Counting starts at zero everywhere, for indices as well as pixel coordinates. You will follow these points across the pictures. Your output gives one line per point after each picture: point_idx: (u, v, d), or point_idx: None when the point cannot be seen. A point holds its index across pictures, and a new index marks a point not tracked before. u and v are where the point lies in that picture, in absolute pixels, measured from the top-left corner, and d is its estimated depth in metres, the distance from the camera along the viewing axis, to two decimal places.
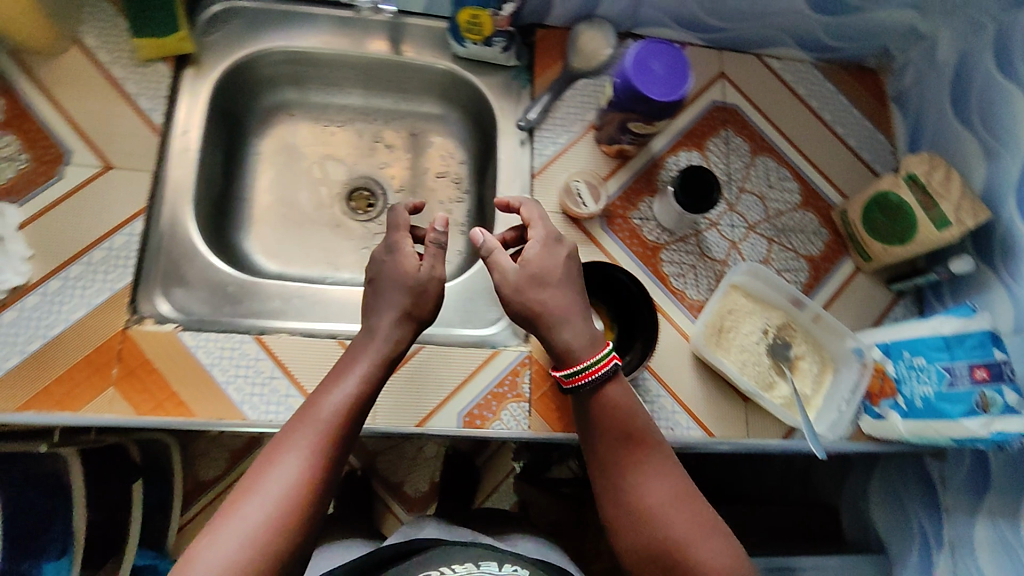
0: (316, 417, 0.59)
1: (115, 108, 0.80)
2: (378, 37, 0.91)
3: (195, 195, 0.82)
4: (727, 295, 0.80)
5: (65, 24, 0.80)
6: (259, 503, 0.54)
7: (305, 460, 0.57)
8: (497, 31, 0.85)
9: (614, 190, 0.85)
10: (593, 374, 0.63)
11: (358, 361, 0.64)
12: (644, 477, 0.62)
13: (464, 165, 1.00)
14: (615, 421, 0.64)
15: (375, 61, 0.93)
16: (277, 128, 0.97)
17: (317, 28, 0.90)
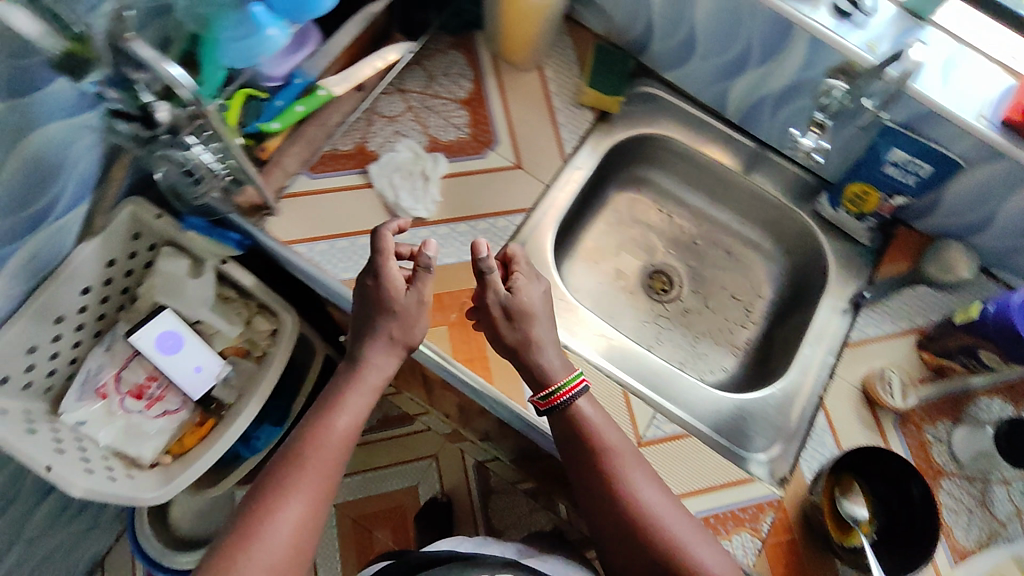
0: (303, 458, 0.66)
1: (542, 126, 0.97)
2: (753, 166, 1.01)
3: (558, 216, 0.95)
4: (1003, 562, 0.77)
5: (540, 53, 0.99)
6: (274, 530, 0.61)
7: (307, 497, 0.64)
8: (876, 211, 0.91)
9: (920, 397, 0.85)
10: (566, 395, 0.71)
11: (323, 396, 0.73)
12: (634, 492, 0.67)
13: (764, 301, 1.04)
14: (570, 423, 0.71)
15: (741, 182, 1.02)
16: (627, 193, 1.09)
17: (708, 137, 1.02)
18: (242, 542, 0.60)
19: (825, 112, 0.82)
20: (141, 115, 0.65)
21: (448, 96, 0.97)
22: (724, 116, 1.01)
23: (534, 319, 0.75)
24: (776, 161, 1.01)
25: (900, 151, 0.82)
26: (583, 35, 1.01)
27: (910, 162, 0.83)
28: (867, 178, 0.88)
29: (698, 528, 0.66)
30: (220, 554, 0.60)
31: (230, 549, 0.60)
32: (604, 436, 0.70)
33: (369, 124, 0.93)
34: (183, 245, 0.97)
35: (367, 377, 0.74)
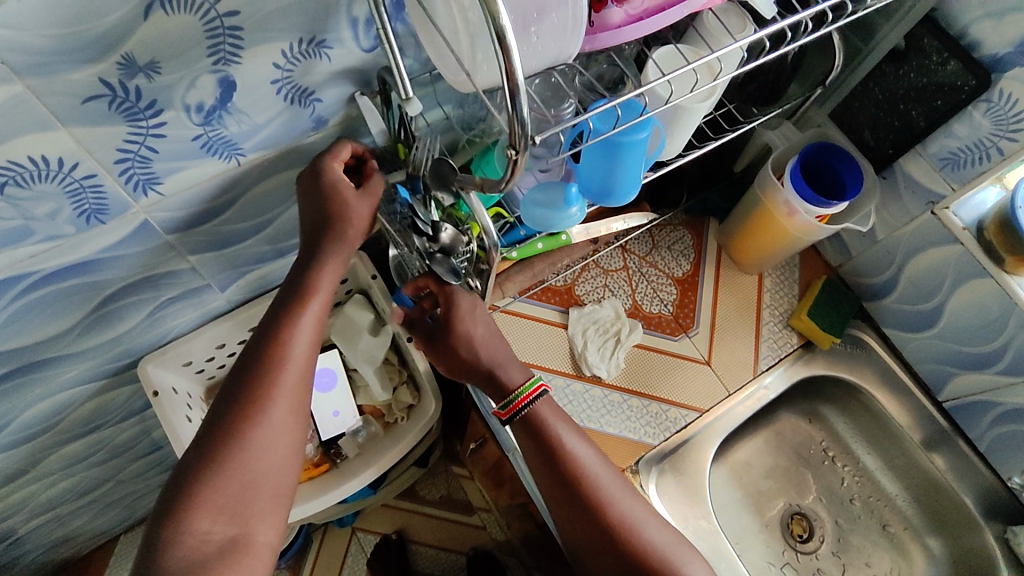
0: (276, 365, 0.64)
1: (744, 333, 0.96)
2: (946, 458, 0.93)
3: (729, 426, 0.93)
4: None
5: (767, 264, 0.98)
6: (260, 440, 0.61)
7: (289, 407, 0.63)
8: None
9: None
10: (521, 402, 0.74)
11: (283, 295, 0.67)
12: (597, 482, 0.72)
13: None
14: (551, 443, 0.72)
15: (928, 468, 0.95)
16: (797, 420, 1.04)
17: (909, 408, 0.95)
18: (233, 454, 0.59)
19: None
20: (431, 231, 0.68)
21: (665, 270, 0.98)
22: (934, 395, 0.95)
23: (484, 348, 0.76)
24: (978, 464, 0.92)
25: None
26: (817, 263, 1.01)
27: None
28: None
29: (613, 471, 0.74)
30: (203, 467, 0.59)
31: (213, 457, 0.59)
32: (546, 419, 0.74)
33: (584, 271, 0.96)
34: (376, 302, 1.02)
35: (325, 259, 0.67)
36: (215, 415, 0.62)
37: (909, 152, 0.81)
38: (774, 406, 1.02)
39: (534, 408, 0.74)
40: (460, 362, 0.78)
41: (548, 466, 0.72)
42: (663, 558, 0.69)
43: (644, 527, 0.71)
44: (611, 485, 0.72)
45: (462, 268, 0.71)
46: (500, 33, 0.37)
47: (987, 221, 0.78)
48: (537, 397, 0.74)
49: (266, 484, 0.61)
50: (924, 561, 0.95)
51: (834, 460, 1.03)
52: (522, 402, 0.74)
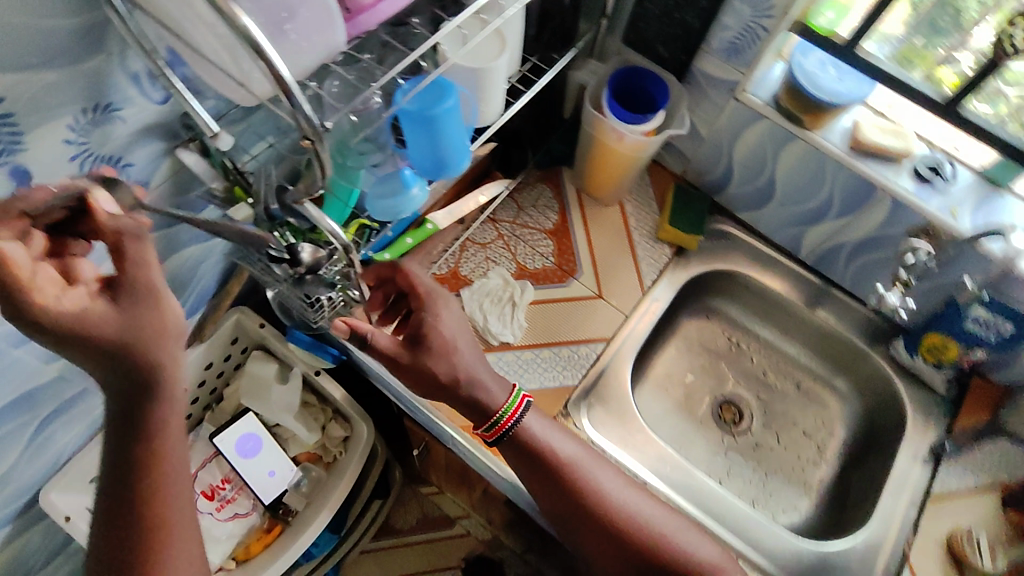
0: (156, 520, 0.56)
1: (623, 259, 1.02)
2: (826, 306, 1.04)
3: (638, 343, 0.99)
4: None
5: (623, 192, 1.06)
6: (177, 566, 0.57)
7: (185, 560, 0.58)
8: (956, 362, 0.92)
9: (1006, 563, 0.82)
10: (510, 416, 0.76)
11: (122, 430, 0.54)
12: (590, 484, 0.77)
13: (837, 439, 1.04)
14: (542, 459, 0.76)
15: (813, 320, 1.05)
16: (696, 322, 1.12)
17: (782, 276, 1.06)
18: None
19: (909, 271, 0.88)
20: (289, 257, 0.69)
21: (535, 227, 1.03)
22: (797, 256, 1.06)
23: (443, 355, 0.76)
24: (851, 302, 1.03)
25: (981, 309, 0.86)
26: (665, 177, 1.09)
27: (990, 320, 0.86)
28: (944, 328, 0.91)
29: (595, 465, 0.79)
30: None
31: None
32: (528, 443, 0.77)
33: (463, 251, 0.99)
34: (275, 350, 1.01)
35: (166, 404, 0.53)
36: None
37: (698, 53, 0.90)
38: (675, 315, 1.09)
39: (518, 429, 0.77)
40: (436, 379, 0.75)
41: (541, 479, 0.77)
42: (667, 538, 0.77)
43: (642, 509, 0.78)
44: (602, 480, 0.78)
45: (336, 279, 0.74)
46: (253, 41, 0.39)
47: (779, 93, 0.88)
48: (518, 420, 0.77)
49: None
50: (839, 404, 1.06)
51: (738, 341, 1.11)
52: (511, 421, 0.76)
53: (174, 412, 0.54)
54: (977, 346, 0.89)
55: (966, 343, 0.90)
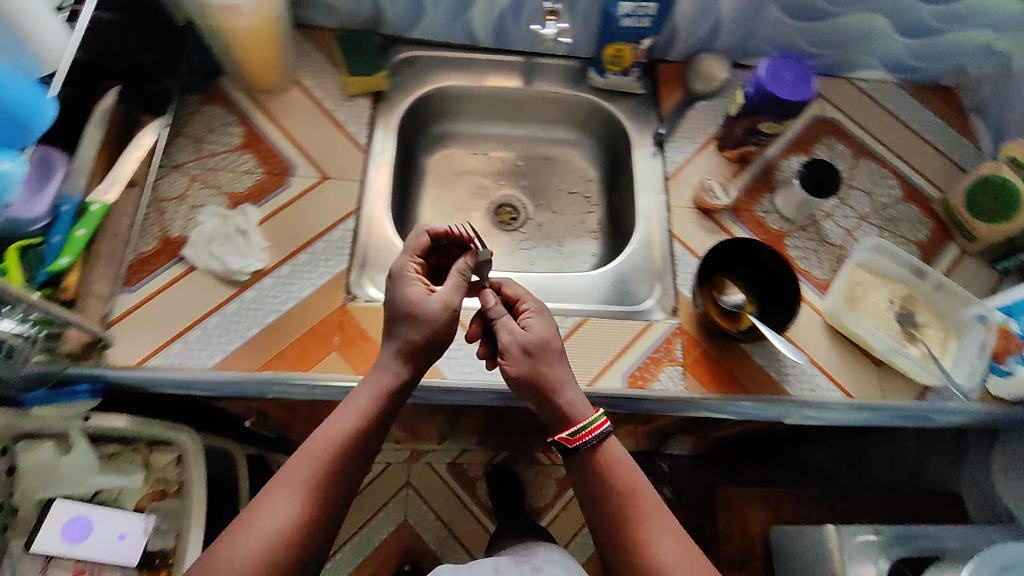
0: (314, 461, 0.70)
1: (328, 131, 0.97)
2: (527, 74, 1.08)
3: (387, 200, 0.96)
4: (854, 269, 0.91)
5: (291, 70, 0.99)
6: (263, 519, 0.67)
7: (289, 530, 0.66)
8: (635, 62, 1.03)
9: (740, 187, 0.99)
10: (590, 435, 0.72)
11: (339, 412, 0.72)
12: (638, 517, 0.72)
13: (593, 182, 1.15)
14: (620, 481, 0.73)
15: (524, 94, 1.09)
16: (437, 156, 1.14)
17: (479, 70, 1.08)
18: (222, 553, 0.65)
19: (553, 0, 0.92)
20: None
21: (224, 149, 0.93)
22: (481, 45, 1.08)
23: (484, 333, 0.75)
24: (543, 61, 1.09)
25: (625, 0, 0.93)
26: (324, 35, 1.03)
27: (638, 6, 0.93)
28: (613, 37, 0.98)
29: (654, 524, 0.72)
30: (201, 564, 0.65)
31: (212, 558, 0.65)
32: (608, 468, 0.73)
33: (162, 212, 0.88)
34: (36, 430, 0.80)
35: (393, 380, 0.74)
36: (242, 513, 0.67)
37: None
38: (412, 158, 1.09)
39: (597, 445, 0.73)
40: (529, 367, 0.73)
41: (588, 493, 0.74)
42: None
43: (664, 558, 0.69)
44: (659, 517, 0.72)
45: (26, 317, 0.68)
46: None
47: None
48: (597, 439, 0.73)
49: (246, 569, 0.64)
50: (583, 152, 1.16)
51: (472, 149, 1.15)
52: (584, 441, 0.72)
53: (380, 379, 0.74)
54: (642, 38, 0.98)
55: (633, 39, 0.99)
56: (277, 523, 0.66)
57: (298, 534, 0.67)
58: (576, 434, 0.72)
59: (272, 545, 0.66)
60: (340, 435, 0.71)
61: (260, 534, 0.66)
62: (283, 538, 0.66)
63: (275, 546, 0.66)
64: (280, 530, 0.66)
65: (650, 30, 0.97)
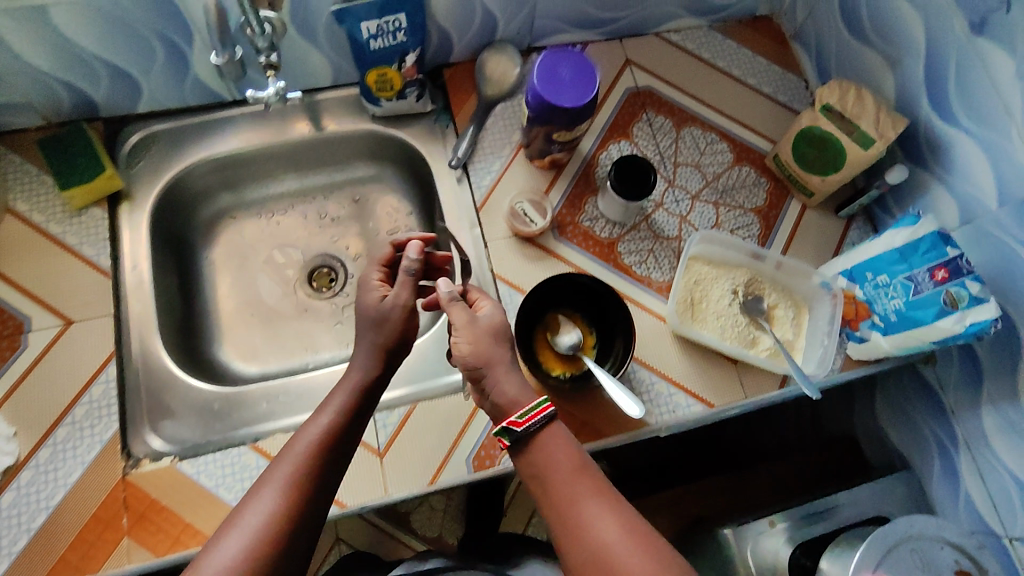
0: (303, 458, 0.58)
1: (63, 263, 0.80)
2: (294, 119, 0.92)
3: (160, 324, 0.82)
4: (689, 269, 0.82)
5: None
6: (235, 538, 0.53)
7: (286, 516, 0.55)
8: (407, 82, 0.86)
9: (558, 199, 0.88)
10: (536, 419, 0.61)
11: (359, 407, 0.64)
12: (563, 502, 0.58)
13: (413, 216, 1.00)
14: (568, 456, 0.61)
15: (300, 142, 0.93)
16: (225, 234, 0.97)
17: (236, 129, 0.91)
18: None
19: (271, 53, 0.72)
20: None
21: None
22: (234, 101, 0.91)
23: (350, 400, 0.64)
24: (309, 100, 0.92)
25: (365, 19, 0.78)
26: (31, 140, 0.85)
27: (382, 23, 0.79)
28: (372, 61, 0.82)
29: (593, 501, 0.58)
30: None
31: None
32: (547, 454, 0.61)
33: None
34: None
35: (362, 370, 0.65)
36: (232, 522, 0.55)
37: None
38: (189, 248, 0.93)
39: (546, 428, 0.62)
40: (480, 354, 0.65)
41: (536, 473, 0.61)
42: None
43: (604, 541, 0.55)
44: (599, 494, 0.59)
45: None
46: None
47: None
48: (546, 420, 0.62)
49: None
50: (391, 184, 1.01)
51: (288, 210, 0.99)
52: (535, 423, 0.61)
53: (351, 379, 0.65)
54: (405, 53, 0.82)
55: (394, 59, 0.83)
56: (260, 521, 0.54)
57: (281, 530, 0.54)
58: (524, 414, 0.61)
59: (253, 549, 0.52)
60: (324, 423, 0.61)
61: (240, 537, 0.53)
62: (264, 540, 0.53)
63: (256, 543, 0.53)
64: (265, 525, 0.54)
65: (410, 43, 0.82)
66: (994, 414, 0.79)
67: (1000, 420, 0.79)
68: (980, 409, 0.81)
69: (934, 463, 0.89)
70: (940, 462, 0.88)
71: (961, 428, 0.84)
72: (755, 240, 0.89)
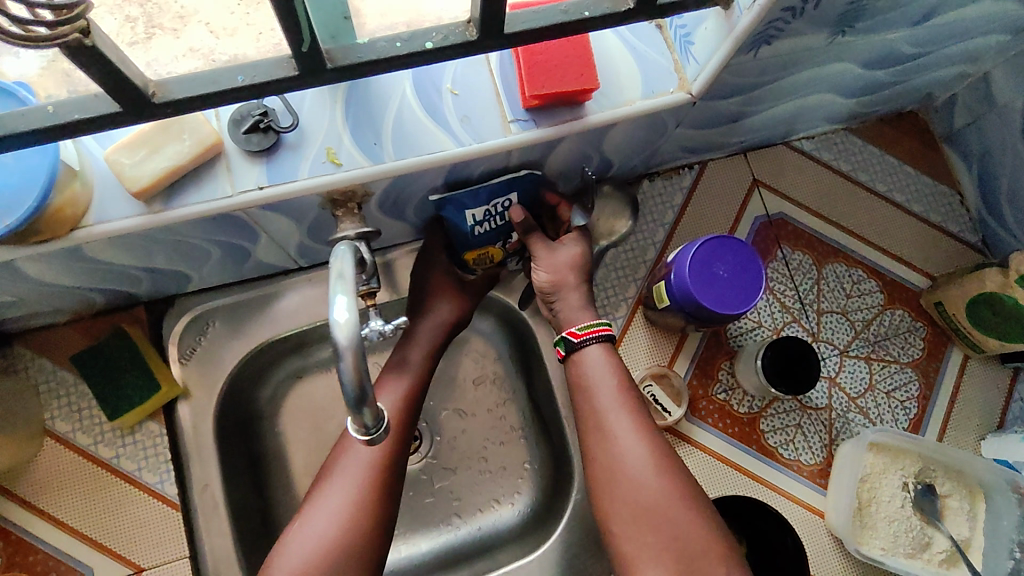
0: (394, 434, 0.65)
1: (122, 494, 0.69)
2: None
3: (242, 550, 0.71)
4: (854, 463, 0.71)
5: (36, 422, 0.69)
6: (334, 498, 0.61)
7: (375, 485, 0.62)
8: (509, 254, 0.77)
9: (687, 370, 0.76)
10: (594, 333, 0.67)
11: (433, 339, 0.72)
12: (601, 411, 0.64)
13: (502, 359, 0.89)
14: (605, 370, 0.66)
15: None
16: (289, 404, 0.83)
17: (304, 296, 0.78)
18: (304, 512, 0.62)
19: (365, 276, 0.56)
20: None
21: None
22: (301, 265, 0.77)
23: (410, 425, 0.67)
24: (386, 257, 0.79)
25: (471, 208, 0.67)
26: (69, 338, 0.72)
27: (490, 210, 0.68)
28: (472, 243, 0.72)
29: (628, 418, 0.63)
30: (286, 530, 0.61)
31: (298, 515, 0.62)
32: (590, 373, 0.66)
33: None
34: None
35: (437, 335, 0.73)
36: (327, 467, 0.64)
37: None
38: (257, 431, 0.81)
39: (597, 345, 0.67)
40: (558, 282, 0.69)
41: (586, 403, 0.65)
42: (651, 505, 0.59)
43: (627, 459, 0.61)
44: (635, 414, 0.63)
45: None
46: None
47: None
48: (599, 340, 0.67)
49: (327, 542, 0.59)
50: (474, 325, 0.89)
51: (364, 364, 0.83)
52: (591, 338, 0.67)
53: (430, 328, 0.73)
54: (509, 234, 0.73)
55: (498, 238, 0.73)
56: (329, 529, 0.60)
57: (350, 532, 0.60)
58: (583, 328, 0.67)
59: (347, 519, 0.60)
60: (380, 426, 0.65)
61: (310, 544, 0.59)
62: (336, 543, 0.59)
63: (340, 522, 0.60)
64: (363, 466, 0.63)
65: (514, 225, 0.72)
66: None
67: None
68: None
69: None
70: None
71: None
72: (914, 403, 0.78)
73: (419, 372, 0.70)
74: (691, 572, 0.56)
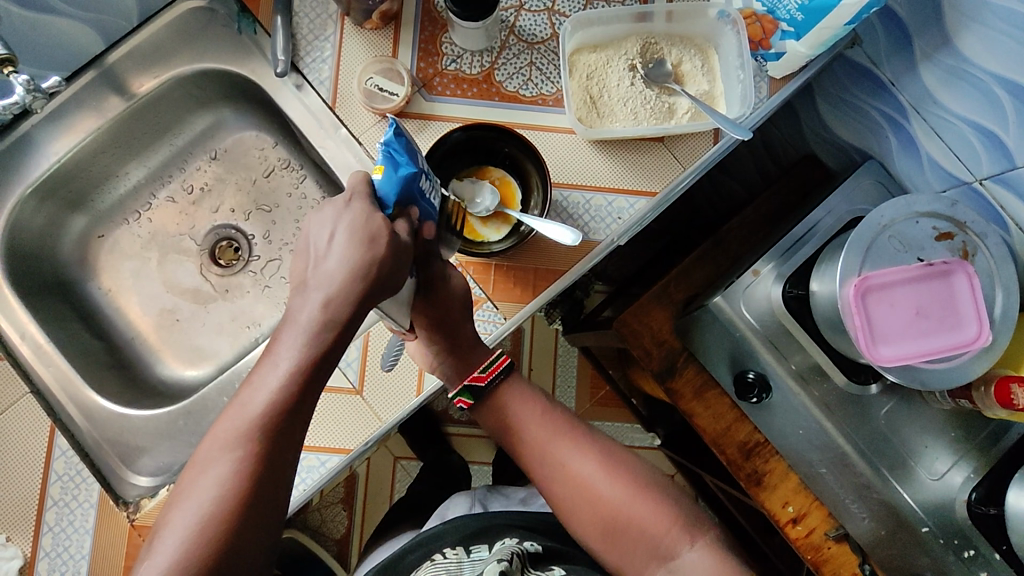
0: (286, 405, 0.54)
1: None
2: (106, 92, 0.78)
3: (83, 375, 0.78)
4: (576, 65, 0.74)
5: None
6: (219, 470, 0.52)
7: (259, 453, 0.53)
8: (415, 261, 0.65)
9: (410, 57, 0.76)
10: (496, 370, 0.69)
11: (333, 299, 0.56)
12: (514, 420, 0.70)
13: (280, 144, 0.89)
14: (552, 424, 0.69)
15: (129, 117, 0.81)
16: (100, 257, 0.88)
17: (48, 141, 0.78)
18: (188, 484, 0.52)
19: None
20: None
21: None
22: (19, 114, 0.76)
23: (304, 388, 0.55)
24: (103, 64, 0.77)
25: (418, 154, 0.60)
26: None
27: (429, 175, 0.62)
28: (407, 193, 0.60)
29: (565, 441, 0.69)
30: (169, 505, 0.52)
31: (182, 488, 0.52)
32: (509, 413, 0.70)
33: None
34: None
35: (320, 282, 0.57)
36: (214, 437, 0.54)
37: None
38: (74, 289, 0.85)
39: (505, 381, 0.71)
40: (442, 318, 0.67)
41: (515, 432, 0.70)
42: (617, 518, 0.66)
43: (560, 456, 0.68)
44: (569, 435, 0.69)
45: None
46: None
47: None
48: (504, 375, 0.70)
49: (212, 524, 0.50)
50: (238, 125, 0.89)
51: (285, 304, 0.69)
52: (495, 377, 0.70)
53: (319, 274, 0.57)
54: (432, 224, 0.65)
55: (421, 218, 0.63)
56: (218, 496, 0.51)
57: (245, 489, 0.52)
58: (488, 369, 0.69)
59: (230, 492, 0.51)
60: (280, 378, 0.54)
61: (196, 512, 0.51)
62: (229, 503, 0.51)
63: (221, 498, 0.51)
64: (247, 437, 0.52)
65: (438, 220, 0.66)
66: (932, 67, 0.81)
67: (939, 71, 0.81)
68: (917, 69, 0.83)
69: (889, 138, 0.90)
70: (895, 136, 0.89)
71: (905, 94, 0.86)
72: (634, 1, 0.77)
73: (325, 330, 0.56)
74: (621, 530, 0.66)
